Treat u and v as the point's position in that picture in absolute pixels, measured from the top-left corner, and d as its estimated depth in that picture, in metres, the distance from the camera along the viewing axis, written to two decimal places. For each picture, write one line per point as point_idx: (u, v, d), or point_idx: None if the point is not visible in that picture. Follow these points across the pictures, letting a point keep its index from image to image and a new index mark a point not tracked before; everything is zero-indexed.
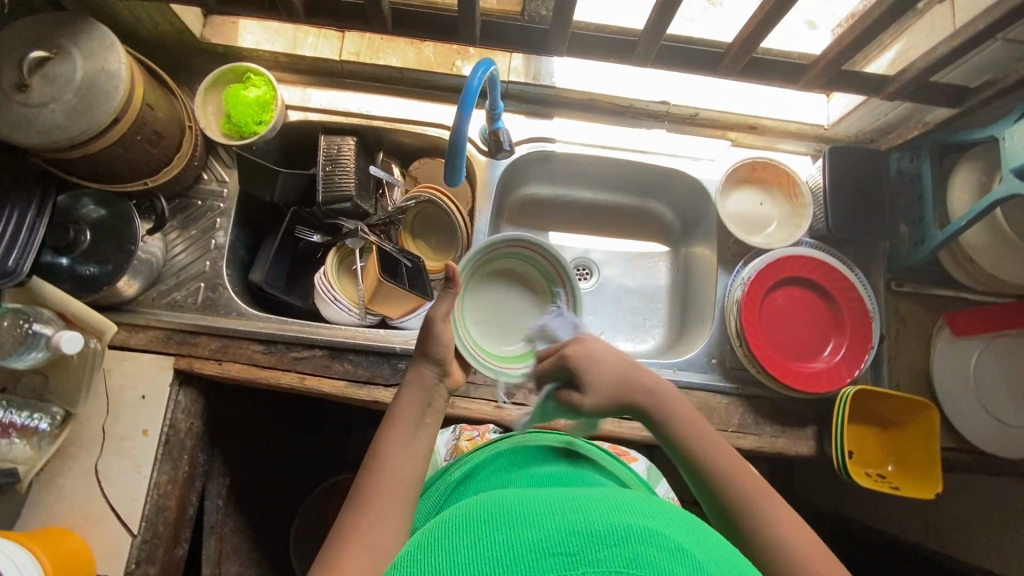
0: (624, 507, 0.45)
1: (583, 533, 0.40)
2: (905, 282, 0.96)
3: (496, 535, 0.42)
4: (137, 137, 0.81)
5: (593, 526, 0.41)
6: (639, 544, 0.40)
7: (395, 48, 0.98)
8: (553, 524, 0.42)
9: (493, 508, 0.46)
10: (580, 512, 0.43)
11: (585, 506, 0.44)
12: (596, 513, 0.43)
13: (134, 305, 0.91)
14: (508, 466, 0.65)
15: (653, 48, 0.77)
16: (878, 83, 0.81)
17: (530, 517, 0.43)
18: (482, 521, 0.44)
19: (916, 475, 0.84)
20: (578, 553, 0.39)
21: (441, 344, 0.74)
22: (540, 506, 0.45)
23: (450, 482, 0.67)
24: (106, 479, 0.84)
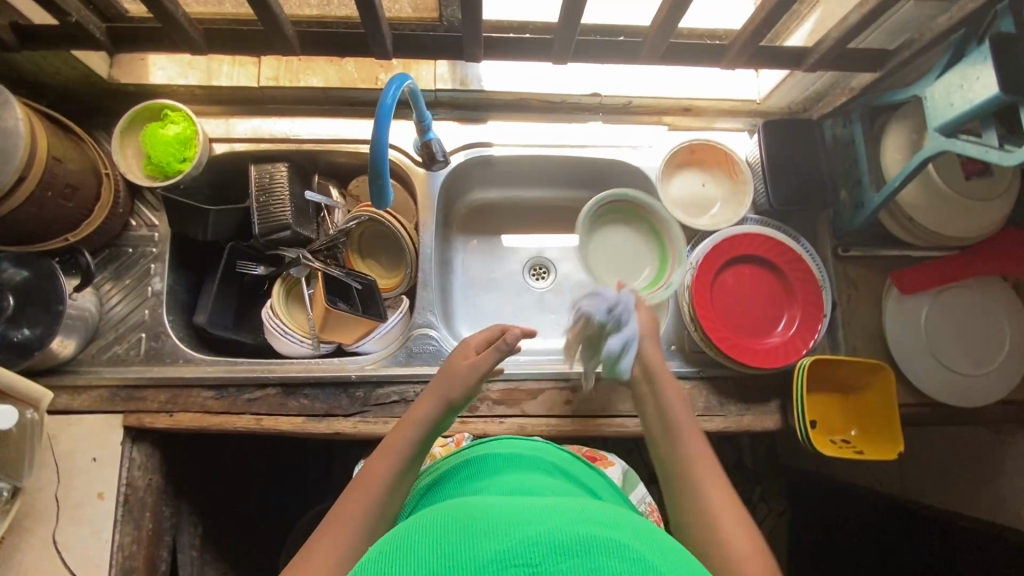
0: (592, 518, 0.44)
1: (547, 544, 0.39)
2: (852, 246, 0.97)
3: (456, 546, 0.40)
4: (48, 193, 0.77)
5: (557, 536, 0.40)
6: (601, 553, 0.39)
7: (316, 69, 0.95)
8: (518, 535, 0.40)
9: (457, 519, 0.44)
10: (546, 523, 0.41)
11: (551, 516, 0.43)
12: (563, 524, 0.41)
13: (74, 365, 0.88)
14: (477, 471, 0.65)
15: (569, 45, 0.76)
16: (798, 56, 0.81)
17: (493, 529, 0.42)
18: (444, 534, 0.42)
19: (877, 438, 0.86)
20: (539, 564, 0.38)
21: (459, 385, 0.74)
22: (506, 516, 0.44)
23: (418, 491, 0.69)
24: (66, 549, 0.81)
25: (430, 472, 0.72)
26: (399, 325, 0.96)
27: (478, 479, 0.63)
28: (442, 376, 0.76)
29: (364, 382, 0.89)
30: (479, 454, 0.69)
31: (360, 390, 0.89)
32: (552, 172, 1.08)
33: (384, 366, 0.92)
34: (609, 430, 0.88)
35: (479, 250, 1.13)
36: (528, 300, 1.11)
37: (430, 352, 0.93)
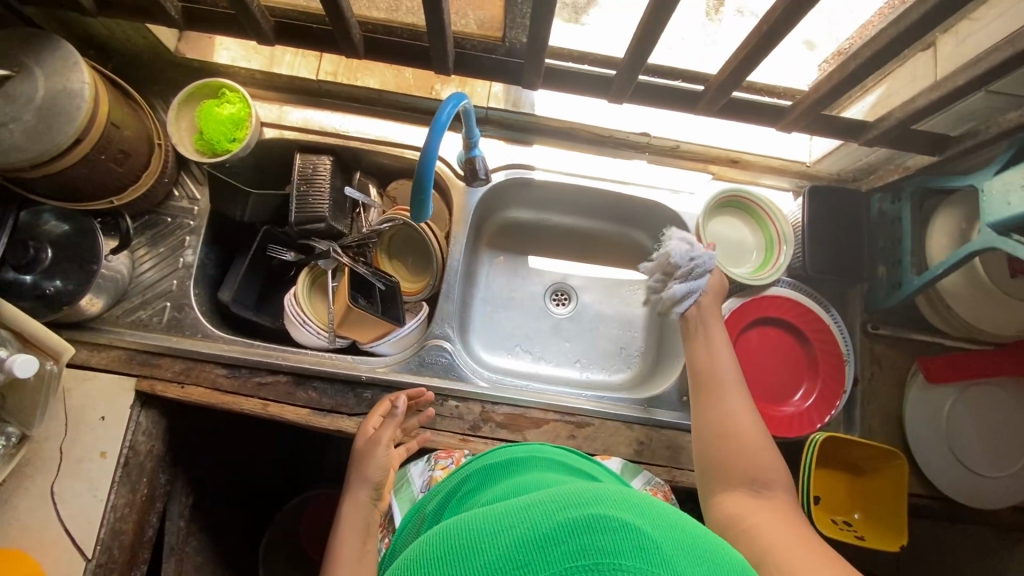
0: (571, 494, 0.42)
1: (532, 539, 0.38)
2: (883, 324, 0.95)
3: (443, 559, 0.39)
4: (102, 157, 0.79)
5: (537, 528, 0.38)
6: (586, 531, 0.37)
7: (375, 71, 0.98)
8: (504, 534, 0.39)
9: (444, 530, 0.43)
10: (526, 516, 0.40)
11: (533, 504, 0.42)
12: (543, 512, 0.40)
13: (98, 322, 0.90)
14: (478, 484, 0.64)
15: (628, 86, 0.76)
16: (859, 128, 0.80)
17: (479, 531, 0.40)
18: (433, 548, 0.41)
19: (880, 525, 0.83)
20: (530, 563, 0.36)
21: (379, 467, 0.78)
22: (486, 516, 0.42)
23: (424, 518, 0.67)
24: (62, 501, 0.83)
25: (434, 495, 0.69)
26: (417, 331, 0.96)
27: (478, 491, 0.62)
28: (359, 462, 0.79)
29: (374, 385, 0.90)
30: (475, 469, 0.68)
31: (368, 391, 0.89)
32: (589, 202, 1.08)
33: (395, 371, 0.92)
34: None
35: (504, 268, 1.14)
36: (545, 325, 1.11)
37: (442, 365, 0.94)
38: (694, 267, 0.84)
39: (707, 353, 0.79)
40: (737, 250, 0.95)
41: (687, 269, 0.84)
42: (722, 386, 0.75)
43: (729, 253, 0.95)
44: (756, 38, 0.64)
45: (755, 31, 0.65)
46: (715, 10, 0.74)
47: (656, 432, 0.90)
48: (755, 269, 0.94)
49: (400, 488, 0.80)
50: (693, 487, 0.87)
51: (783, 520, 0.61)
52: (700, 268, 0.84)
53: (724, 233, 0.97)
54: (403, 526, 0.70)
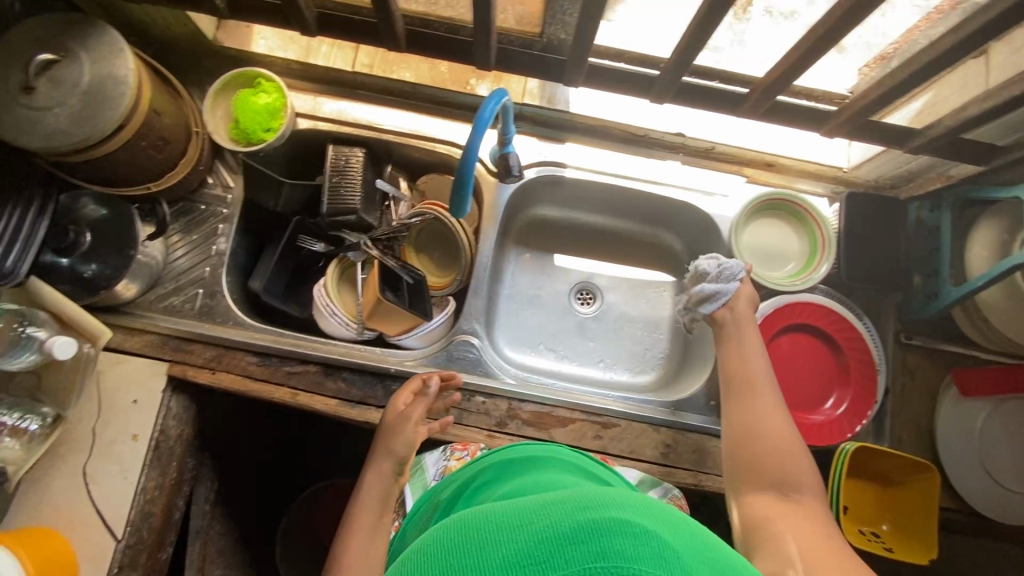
0: (593, 498, 0.41)
1: (549, 536, 0.37)
2: (916, 335, 0.94)
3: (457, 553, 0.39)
4: (142, 143, 0.80)
5: (555, 524, 0.37)
6: (605, 532, 0.36)
7: (411, 64, 0.97)
8: (521, 532, 0.38)
9: (459, 525, 0.42)
10: (544, 512, 0.39)
11: (553, 505, 0.41)
12: (562, 512, 0.39)
13: (132, 307, 0.91)
14: (494, 480, 0.65)
15: (672, 85, 0.76)
16: (905, 135, 0.78)
17: (496, 530, 0.40)
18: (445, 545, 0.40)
19: (908, 536, 0.83)
20: (545, 560, 0.35)
21: (404, 444, 0.78)
22: (501, 511, 0.41)
23: (437, 506, 0.69)
24: (93, 481, 0.84)
25: (447, 486, 0.71)
26: (444, 325, 0.96)
27: (493, 487, 0.62)
28: (383, 439, 0.80)
29: (402, 377, 0.90)
30: (493, 463, 0.69)
31: (397, 384, 0.90)
32: (618, 202, 1.07)
33: (423, 365, 0.92)
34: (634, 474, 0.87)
35: (530, 265, 1.14)
36: (571, 324, 1.11)
37: (470, 360, 0.94)
38: (722, 271, 0.85)
39: (737, 353, 0.80)
40: (773, 257, 0.96)
41: (715, 275, 0.85)
42: (746, 381, 0.76)
43: (764, 258, 0.96)
44: (818, 35, 0.63)
45: (813, 30, 0.64)
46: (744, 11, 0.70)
47: (682, 436, 0.90)
48: (788, 276, 0.94)
49: (415, 475, 0.81)
50: (718, 492, 0.87)
51: (806, 521, 0.61)
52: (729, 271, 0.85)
53: (765, 238, 0.97)
54: (413, 513, 0.72)
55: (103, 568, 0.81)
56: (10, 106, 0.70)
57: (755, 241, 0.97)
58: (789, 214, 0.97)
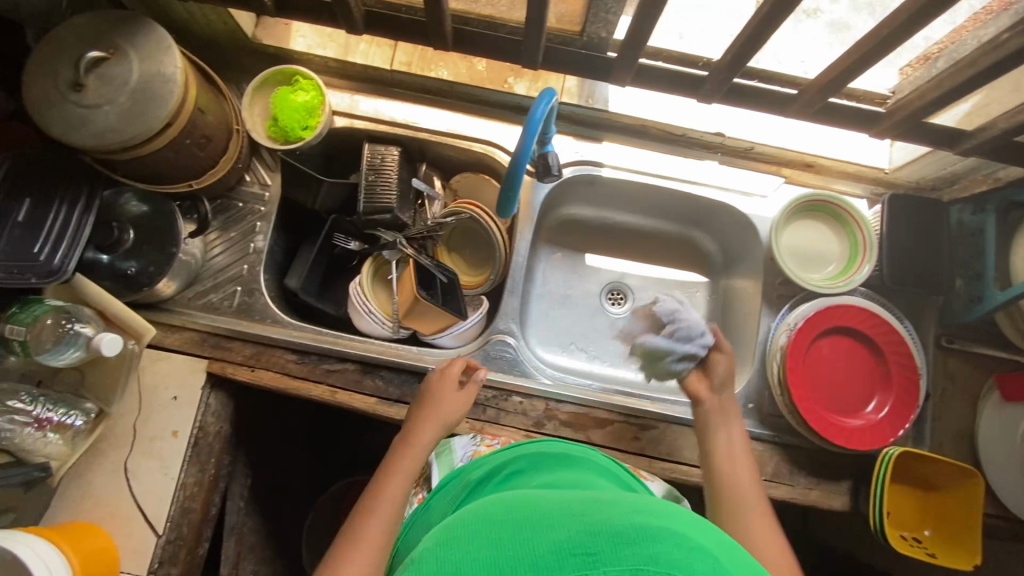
0: (646, 510, 0.44)
1: (606, 533, 0.40)
2: (958, 339, 0.93)
3: (512, 538, 0.42)
4: (187, 141, 0.80)
5: (614, 527, 0.40)
6: (660, 542, 0.39)
7: (448, 62, 0.97)
8: (578, 526, 0.41)
9: (513, 511, 0.45)
10: (604, 516, 0.42)
11: (608, 510, 0.43)
12: (620, 516, 0.42)
13: (170, 304, 0.91)
14: (527, 466, 0.66)
15: (722, 86, 0.75)
16: (957, 136, 0.76)
17: (551, 521, 0.42)
18: (501, 527, 0.43)
19: (953, 542, 0.81)
20: (598, 552, 0.38)
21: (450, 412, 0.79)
22: (562, 510, 0.45)
23: (467, 486, 0.69)
24: (135, 477, 0.84)
25: (477, 467, 0.71)
26: (479, 325, 0.95)
27: (527, 474, 0.64)
28: (431, 408, 0.79)
29: None
30: (528, 454, 0.70)
31: None
32: (652, 202, 1.06)
33: None
34: (673, 476, 0.86)
35: (562, 265, 1.13)
36: (603, 324, 1.10)
37: (506, 360, 0.94)
38: (677, 330, 0.86)
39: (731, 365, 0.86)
40: (813, 258, 0.95)
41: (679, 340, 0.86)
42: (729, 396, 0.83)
43: (803, 259, 0.95)
44: (879, 36, 0.63)
45: (874, 31, 0.63)
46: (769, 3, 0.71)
47: None
48: (829, 278, 0.94)
49: (441, 454, 0.80)
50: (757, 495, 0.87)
51: None
52: (684, 332, 0.85)
53: (804, 239, 0.96)
54: (441, 488, 0.72)
55: (144, 562, 0.82)
56: (62, 104, 0.71)
57: (793, 242, 0.96)
58: (829, 216, 0.96)
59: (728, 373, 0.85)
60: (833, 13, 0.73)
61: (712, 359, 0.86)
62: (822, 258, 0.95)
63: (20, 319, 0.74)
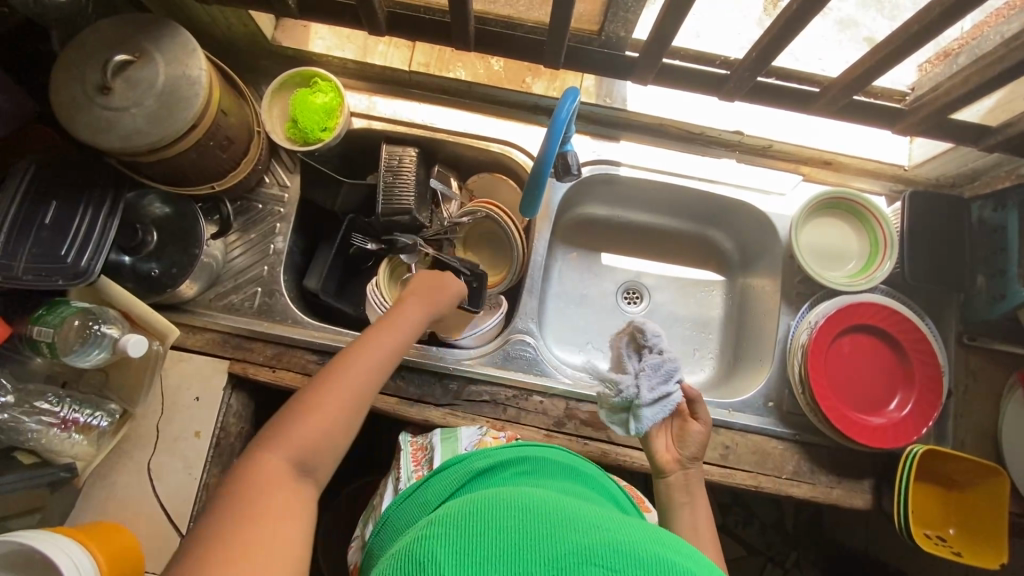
0: (662, 539, 0.49)
1: (629, 554, 0.45)
2: (980, 335, 0.92)
3: (541, 530, 0.47)
4: (210, 143, 0.80)
5: (635, 548, 0.45)
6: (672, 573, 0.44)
7: (466, 62, 0.96)
8: (604, 539, 0.46)
9: (543, 507, 0.51)
10: (623, 534, 0.48)
11: (631, 532, 0.48)
12: (640, 539, 0.47)
13: (192, 305, 0.92)
14: (538, 470, 0.68)
15: (746, 83, 0.75)
16: (981, 133, 0.76)
17: (578, 528, 0.48)
18: (531, 517, 0.49)
19: (979, 540, 0.81)
20: (619, 570, 0.43)
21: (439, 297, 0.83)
22: (587, 518, 0.50)
23: (468, 472, 0.67)
24: (159, 477, 0.85)
25: (483, 457, 0.69)
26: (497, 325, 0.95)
27: (539, 476, 0.67)
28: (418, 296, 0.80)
29: (459, 376, 0.90)
30: (533, 457, 0.70)
31: (454, 382, 0.90)
32: (668, 201, 1.06)
33: (480, 364, 0.92)
34: None
35: (577, 265, 1.13)
36: (619, 323, 1.10)
37: (526, 360, 0.93)
38: (663, 365, 0.81)
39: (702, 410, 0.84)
40: (834, 256, 0.95)
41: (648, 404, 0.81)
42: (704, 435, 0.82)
43: (823, 257, 0.95)
44: (901, 38, 0.62)
45: (901, 28, 0.62)
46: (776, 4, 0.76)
47: (741, 437, 0.89)
48: (851, 276, 0.94)
49: (447, 438, 0.81)
50: (778, 492, 0.86)
51: None
52: (669, 369, 0.81)
53: (824, 237, 0.96)
54: (443, 471, 0.71)
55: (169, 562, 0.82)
56: (89, 107, 0.71)
57: (812, 241, 0.96)
58: (849, 212, 0.96)
59: (698, 444, 0.81)
60: (841, 10, 0.74)
61: (687, 428, 0.82)
62: (844, 257, 0.95)
63: (47, 321, 0.74)
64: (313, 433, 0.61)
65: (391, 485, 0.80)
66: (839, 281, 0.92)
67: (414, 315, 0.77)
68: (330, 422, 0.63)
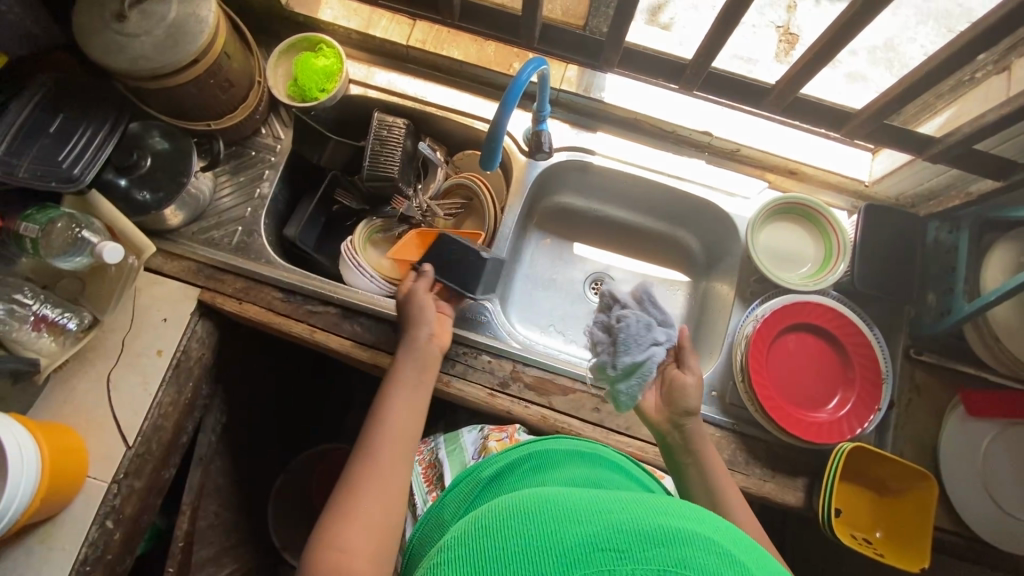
0: (665, 509, 0.47)
1: (633, 533, 0.42)
2: (927, 351, 0.94)
3: (541, 527, 0.44)
4: (211, 81, 0.87)
5: (639, 527, 0.43)
6: (685, 545, 0.41)
7: (460, 43, 1.04)
8: (605, 523, 0.43)
9: (537, 501, 0.48)
10: (629, 512, 0.45)
11: (634, 509, 0.46)
12: (644, 515, 0.45)
13: (176, 235, 0.97)
14: (541, 467, 0.67)
15: (700, 73, 0.82)
16: (924, 143, 0.81)
17: (575, 517, 0.45)
18: (527, 516, 0.46)
19: (903, 543, 0.81)
20: (626, 549, 0.41)
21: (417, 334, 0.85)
22: (585, 504, 0.47)
23: (478, 483, 0.68)
24: (115, 389, 0.88)
25: (488, 463, 0.71)
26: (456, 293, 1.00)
27: (541, 474, 0.66)
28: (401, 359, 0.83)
29: None
30: (532, 451, 0.71)
31: None
32: (640, 196, 1.10)
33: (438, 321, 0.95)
34: (628, 450, 0.88)
35: (549, 250, 1.17)
36: (583, 311, 1.13)
37: (481, 322, 0.96)
38: (625, 334, 0.80)
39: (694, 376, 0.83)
40: (790, 258, 0.99)
41: (631, 378, 0.80)
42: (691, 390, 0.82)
43: (778, 258, 0.99)
44: (833, 31, 0.68)
45: (834, 22, 0.68)
46: (787, 53, 0.92)
47: None
48: (805, 277, 0.97)
49: (453, 452, 0.90)
50: None
51: None
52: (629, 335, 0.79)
53: (781, 239, 1.00)
54: (455, 486, 0.72)
55: (110, 471, 0.85)
56: (104, 31, 0.79)
57: (767, 242, 1.00)
58: (807, 220, 1.00)
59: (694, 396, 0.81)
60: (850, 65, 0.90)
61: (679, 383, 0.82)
62: (800, 260, 0.99)
63: (35, 219, 0.81)
64: (344, 554, 0.58)
65: (410, 509, 0.88)
66: (791, 281, 0.95)
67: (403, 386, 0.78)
68: (365, 539, 0.60)
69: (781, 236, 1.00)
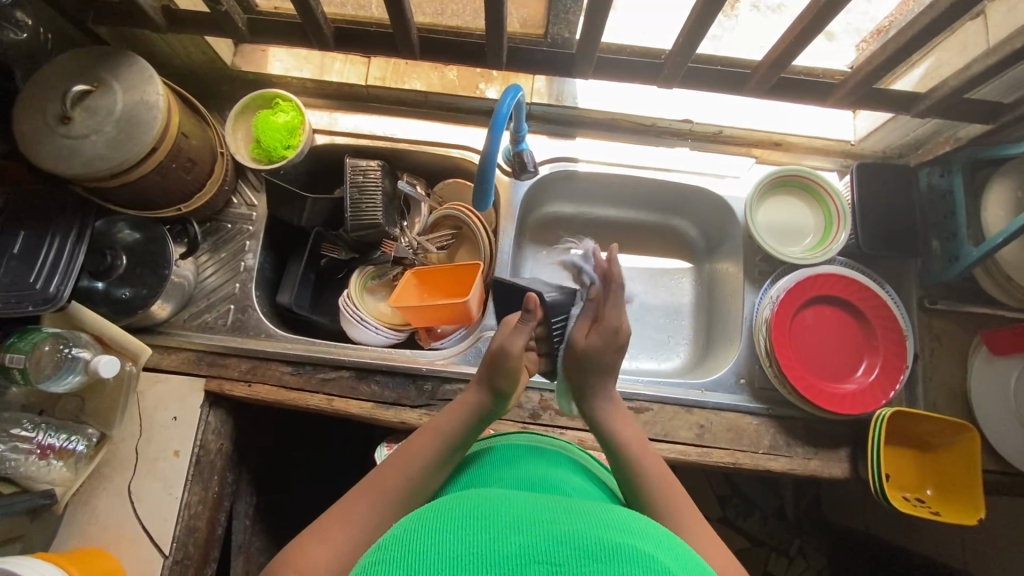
0: (611, 522, 0.43)
1: (574, 546, 0.38)
2: (940, 298, 0.94)
3: (474, 531, 0.41)
4: (172, 165, 0.83)
5: (580, 540, 0.39)
6: (624, 561, 0.38)
7: (419, 73, 1.02)
8: (547, 533, 0.40)
9: (479, 504, 0.44)
10: (569, 522, 0.42)
11: (576, 519, 0.42)
12: (586, 526, 0.41)
13: (166, 327, 0.93)
14: (502, 460, 0.64)
15: (678, 70, 0.81)
16: (909, 100, 0.80)
17: (514, 524, 0.41)
18: (467, 519, 0.42)
19: (955, 501, 0.82)
20: (562, 564, 0.37)
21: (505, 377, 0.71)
22: (527, 510, 0.44)
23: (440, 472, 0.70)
24: (139, 501, 0.84)
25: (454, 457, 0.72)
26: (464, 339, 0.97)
27: (499, 468, 0.63)
28: (462, 402, 0.70)
29: (433, 376, 0.91)
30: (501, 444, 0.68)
31: (428, 383, 0.91)
32: (630, 193, 1.08)
33: (454, 364, 0.93)
34: (672, 455, 0.87)
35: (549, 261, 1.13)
36: None
37: None
38: None
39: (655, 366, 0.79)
40: (792, 233, 0.99)
41: None
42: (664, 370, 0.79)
43: (779, 235, 0.98)
44: (813, 11, 0.67)
45: (811, 4, 0.68)
46: (733, 5, 0.86)
47: (714, 415, 0.90)
48: (809, 250, 0.96)
49: None
50: (756, 468, 0.87)
51: None
52: None
53: (780, 215, 0.99)
54: None
55: None
56: (50, 137, 0.74)
57: (768, 219, 0.99)
58: (801, 190, 0.99)
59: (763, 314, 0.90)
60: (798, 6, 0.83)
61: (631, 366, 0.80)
62: (803, 234, 0.98)
63: (19, 347, 0.76)
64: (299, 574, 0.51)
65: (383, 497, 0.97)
66: (797, 255, 0.95)
67: (450, 426, 0.67)
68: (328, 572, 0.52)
69: (780, 213, 0.99)
